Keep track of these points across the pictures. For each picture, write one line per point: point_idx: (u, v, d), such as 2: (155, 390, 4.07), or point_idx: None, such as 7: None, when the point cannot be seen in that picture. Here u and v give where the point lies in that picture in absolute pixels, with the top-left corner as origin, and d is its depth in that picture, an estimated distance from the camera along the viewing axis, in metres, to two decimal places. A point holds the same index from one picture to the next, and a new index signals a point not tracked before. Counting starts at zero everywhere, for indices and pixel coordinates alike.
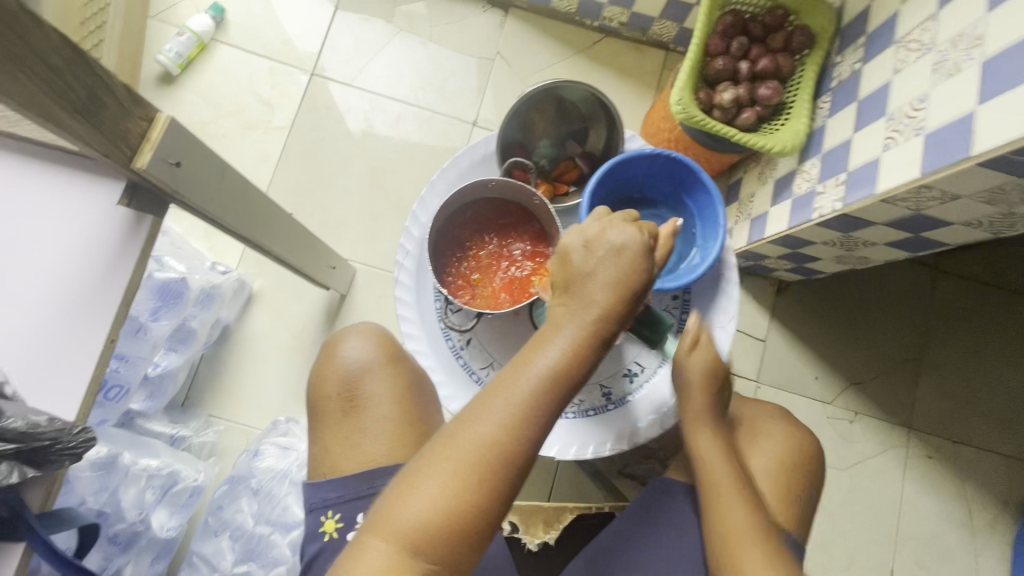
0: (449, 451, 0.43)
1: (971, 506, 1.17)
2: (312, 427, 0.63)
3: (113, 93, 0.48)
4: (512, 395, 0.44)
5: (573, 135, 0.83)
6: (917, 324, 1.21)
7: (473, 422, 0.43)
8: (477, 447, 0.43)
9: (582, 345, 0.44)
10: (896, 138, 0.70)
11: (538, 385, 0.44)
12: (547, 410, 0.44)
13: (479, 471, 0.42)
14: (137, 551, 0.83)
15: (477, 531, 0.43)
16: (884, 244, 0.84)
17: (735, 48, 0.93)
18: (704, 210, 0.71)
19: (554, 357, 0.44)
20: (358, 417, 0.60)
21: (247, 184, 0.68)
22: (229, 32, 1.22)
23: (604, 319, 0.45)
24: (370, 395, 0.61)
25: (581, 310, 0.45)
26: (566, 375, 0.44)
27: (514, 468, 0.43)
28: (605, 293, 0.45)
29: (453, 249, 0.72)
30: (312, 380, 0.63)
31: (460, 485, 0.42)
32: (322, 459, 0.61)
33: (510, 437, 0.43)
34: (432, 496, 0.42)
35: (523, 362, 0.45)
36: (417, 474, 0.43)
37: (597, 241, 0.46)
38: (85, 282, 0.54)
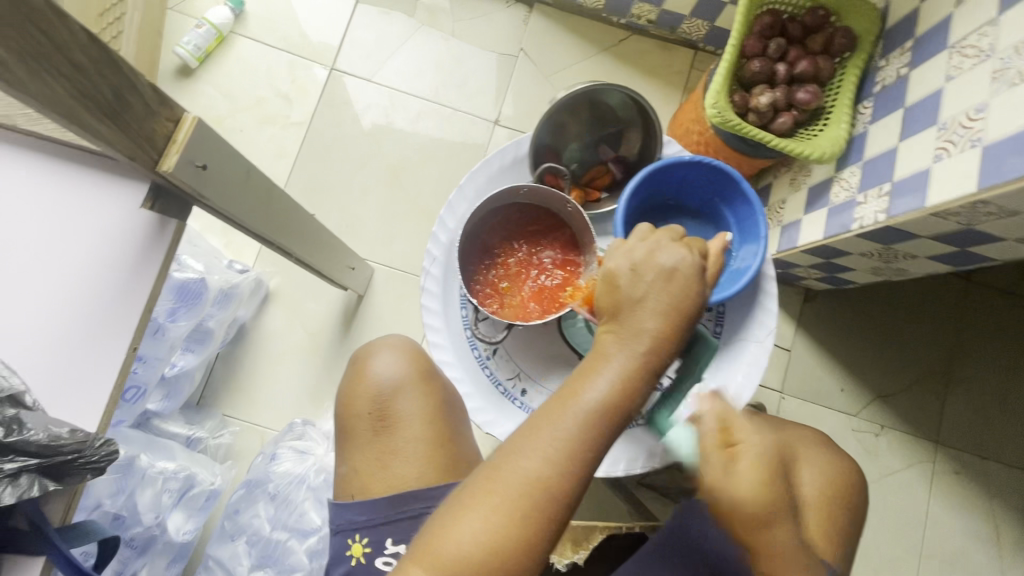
0: (494, 484, 0.42)
1: (999, 524, 1.14)
2: (341, 445, 0.62)
3: (139, 93, 0.46)
4: (559, 428, 0.43)
5: (605, 139, 0.80)
6: (946, 337, 1.18)
7: (518, 456, 0.43)
8: (523, 482, 0.42)
9: (632, 379, 0.43)
10: (949, 150, 0.67)
11: (585, 419, 0.43)
12: (595, 445, 0.43)
13: (525, 507, 0.41)
14: (153, 554, 0.82)
15: (521, 568, 0.41)
16: (925, 257, 0.81)
17: (773, 49, 0.90)
18: (744, 221, 0.69)
19: (602, 390, 0.43)
20: (391, 437, 0.60)
21: (271, 186, 0.66)
22: (248, 25, 1.20)
23: (654, 351, 0.44)
24: (402, 414, 0.60)
25: (631, 339, 0.44)
26: (614, 409, 0.43)
27: (560, 504, 0.42)
28: (656, 321, 0.44)
29: (481, 256, 0.70)
30: (341, 398, 0.63)
31: (505, 521, 0.41)
32: (351, 479, 0.60)
33: (557, 472, 0.42)
34: (476, 529, 0.41)
35: (571, 394, 0.44)
36: (461, 505, 0.43)
37: (647, 264, 0.45)
38: (109, 287, 0.52)
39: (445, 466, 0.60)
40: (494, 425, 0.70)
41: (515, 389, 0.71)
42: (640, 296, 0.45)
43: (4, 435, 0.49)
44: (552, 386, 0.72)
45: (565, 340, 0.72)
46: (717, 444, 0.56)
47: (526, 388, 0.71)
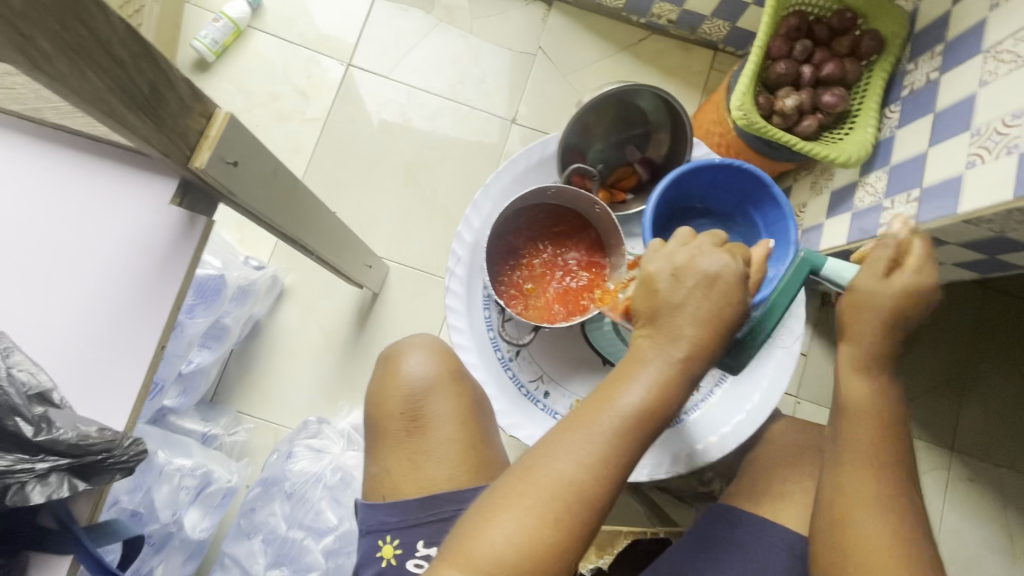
0: (528, 485, 0.41)
1: (1013, 532, 1.13)
2: (371, 446, 0.62)
3: (176, 88, 0.45)
4: (595, 431, 0.41)
5: (631, 140, 0.79)
6: (963, 344, 1.17)
7: (552, 458, 0.41)
8: (558, 486, 0.40)
9: (669, 383, 0.43)
10: (983, 156, 0.66)
11: (621, 423, 0.42)
12: (629, 450, 0.42)
13: (559, 512, 0.40)
14: (169, 551, 0.81)
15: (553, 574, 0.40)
16: (951, 264, 0.80)
17: (798, 51, 0.89)
18: (772, 225, 0.68)
19: (640, 394, 0.42)
20: (423, 438, 0.59)
21: (296, 183, 0.66)
22: (265, 20, 1.19)
23: (693, 357, 0.43)
24: (433, 416, 0.60)
25: (670, 345, 0.43)
26: (651, 414, 0.42)
27: (594, 510, 0.41)
28: (695, 328, 0.43)
29: (506, 257, 0.69)
30: (371, 397, 0.62)
31: (538, 526, 0.39)
32: (381, 481, 0.60)
33: (593, 475, 0.41)
34: (509, 531, 0.39)
35: (607, 397, 0.43)
36: (492, 506, 0.41)
37: (688, 269, 0.44)
38: (138, 284, 0.52)
39: (475, 469, 0.59)
40: (519, 428, 0.69)
41: (537, 391, 0.71)
42: (679, 302, 0.44)
43: (34, 434, 0.48)
44: (575, 388, 0.71)
45: (588, 342, 0.71)
46: (883, 266, 0.52)
47: (549, 391, 0.71)
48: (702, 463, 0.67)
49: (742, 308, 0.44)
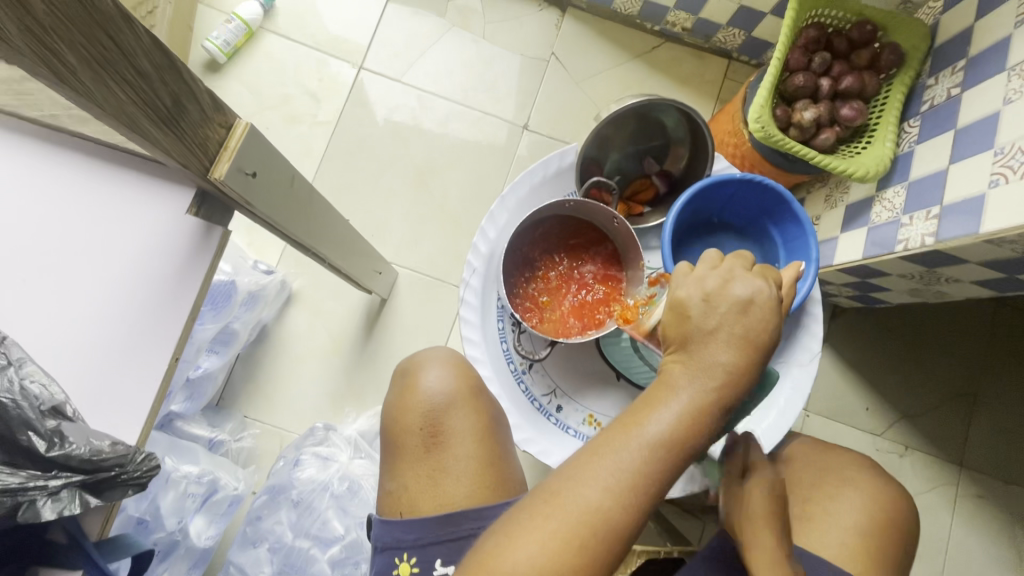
0: (553, 509, 0.40)
1: (1021, 551, 1.12)
2: (387, 461, 0.61)
3: (197, 100, 0.44)
4: (623, 456, 0.41)
5: (649, 151, 0.78)
6: (973, 360, 1.16)
7: (577, 483, 0.40)
8: (582, 512, 0.39)
9: (699, 410, 0.42)
10: (1006, 175, 0.65)
11: (648, 450, 0.41)
12: (657, 477, 0.41)
13: (583, 539, 0.39)
14: (174, 558, 0.81)
15: None
16: (969, 282, 0.79)
17: (817, 64, 0.89)
18: (792, 242, 0.67)
19: (669, 419, 0.41)
20: (440, 454, 0.59)
21: (311, 191, 0.65)
22: (277, 21, 1.18)
23: (727, 385, 0.42)
24: (452, 432, 0.59)
25: (701, 373, 0.43)
26: (680, 442, 0.41)
27: (618, 540, 0.40)
28: (730, 354, 0.43)
29: (522, 269, 0.69)
30: (389, 411, 0.62)
31: (562, 553, 0.38)
32: (398, 497, 0.59)
33: (621, 501, 0.40)
34: (532, 556, 0.38)
35: (635, 421, 0.42)
36: (516, 528, 0.40)
37: (720, 295, 0.44)
38: (152, 295, 0.51)
39: (493, 488, 0.59)
40: (532, 443, 0.68)
41: (550, 405, 0.70)
42: (712, 327, 0.44)
43: (47, 449, 0.46)
44: (587, 402, 0.70)
45: (603, 357, 0.71)
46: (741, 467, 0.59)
47: (561, 405, 0.70)
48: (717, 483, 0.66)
49: (774, 336, 0.44)
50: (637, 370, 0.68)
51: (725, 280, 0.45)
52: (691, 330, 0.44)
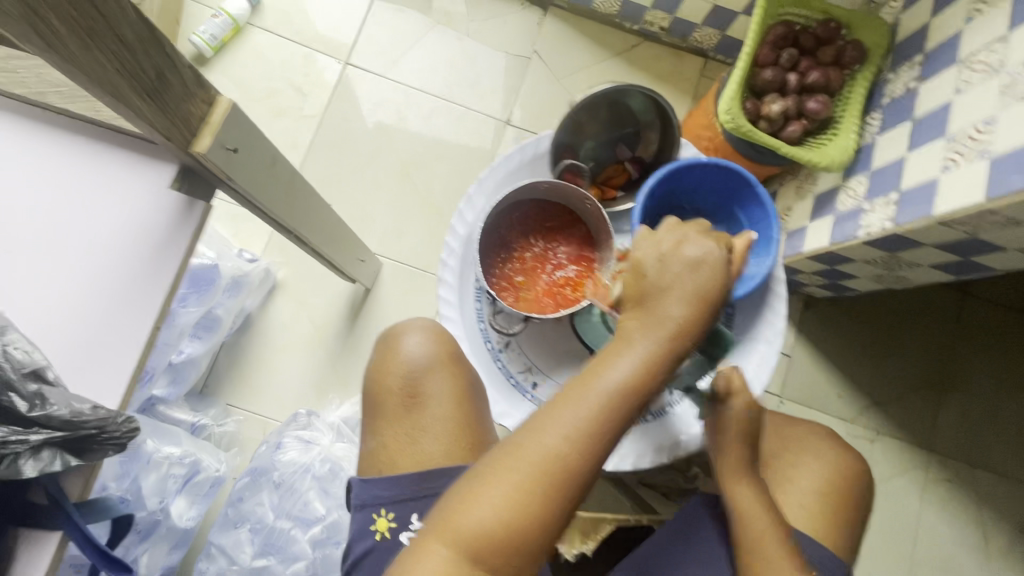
0: (515, 462, 0.41)
1: (987, 530, 1.16)
2: (369, 422, 0.63)
3: (179, 74, 0.46)
4: (582, 406, 0.43)
5: (622, 139, 0.81)
6: (941, 347, 1.20)
7: (538, 433, 0.42)
8: (544, 459, 0.41)
9: (653, 361, 0.44)
10: (957, 160, 0.69)
11: (606, 402, 0.43)
12: (614, 424, 0.43)
13: (544, 485, 0.41)
14: (154, 540, 0.81)
15: (537, 542, 0.41)
16: (929, 266, 0.83)
17: (784, 59, 0.92)
18: (755, 223, 0.71)
19: (626, 371, 0.43)
20: (419, 413, 0.61)
21: (293, 173, 0.66)
22: (264, 16, 1.20)
23: (678, 336, 0.45)
24: (430, 392, 0.61)
25: (655, 326, 0.45)
26: (637, 390, 0.43)
27: (578, 483, 0.42)
28: (679, 309, 0.45)
29: (498, 250, 0.71)
30: (371, 373, 0.63)
31: (524, 500, 0.41)
32: (377, 455, 0.61)
33: (579, 449, 0.42)
34: (494, 505, 0.41)
35: (593, 374, 0.44)
36: (479, 483, 0.42)
37: (674, 256, 0.47)
38: (135, 267, 0.53)
39: (470, 446, 0.61)
40: (507, 417, 0.71)
41: (526, 382, 0.72)
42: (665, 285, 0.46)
43: (28, 409, 0.48)
44: (560, 378, 0.73)
45: (577, 335, 0.73)
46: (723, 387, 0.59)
47: (537, 381, 0.72)
48: (685, 454, 0.70)
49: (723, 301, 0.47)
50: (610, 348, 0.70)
51: (678, 241, 0.48)
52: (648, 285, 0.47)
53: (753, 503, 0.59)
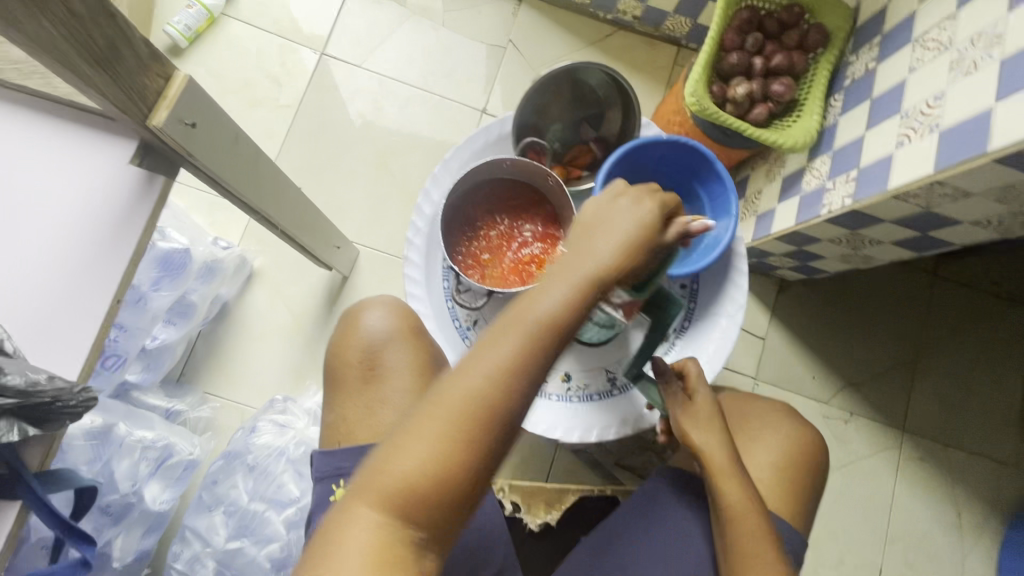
0: (433, 410, 0.42)
1: (960, 508, 1.17)
2: (329, 396, 0.64)
3: (134, 48, 0.47)
4: (498, 351, 0.42)
5: (586, 119, 0.83)
6: (912, 328, 1.22)
7: (456, 380, 0.42)
8: (466, 402, 0.41)
9: (575, 299, 0.44)
10: (910, 136, 0.70)
11: (523, 344, 0.42)
12: (534, 366, 0.42)
13: (462, 429, 0.41)
14: (128, 524, 0.81)
15: (461, 486, 0.41)
16: (890, 243, 0.84)
17: (750, 43, 0.94)
18: (716, 200, 0.72)
19: (541, 313, 0.43)
20: (378, 386, 0.62)
21: (258, 154, 0.67)
22: (239, 7, 1.21)
23: (595, 278, 0.45)
24: (389, 364, 0.62)
25: (571, 269, 0.45)
26: (553, 330, 0.43)
27: (499, 426, 0.42)
28: (596, 253, 0.45)
29: (464, 228, 0.72)
30: (332, 348, 0.64)
31: (444, 445, 0.41)
32: (337, 427, 0.61)
33: (497, 392, 0.41)
34: (414, 454, 0.41)
35: (510, 318, 0.43)
36: (400, 434, 0.42)
37: (601, 212, 0.49)
38: (94, 240, 0.53)
39: None
40: None
41: None
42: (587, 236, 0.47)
43: None
44: None
45: None
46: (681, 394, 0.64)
47: None
48: (649, 427, 0.73)
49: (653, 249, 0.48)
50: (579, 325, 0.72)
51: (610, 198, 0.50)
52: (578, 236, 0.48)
53: (740, 498, 0.58)
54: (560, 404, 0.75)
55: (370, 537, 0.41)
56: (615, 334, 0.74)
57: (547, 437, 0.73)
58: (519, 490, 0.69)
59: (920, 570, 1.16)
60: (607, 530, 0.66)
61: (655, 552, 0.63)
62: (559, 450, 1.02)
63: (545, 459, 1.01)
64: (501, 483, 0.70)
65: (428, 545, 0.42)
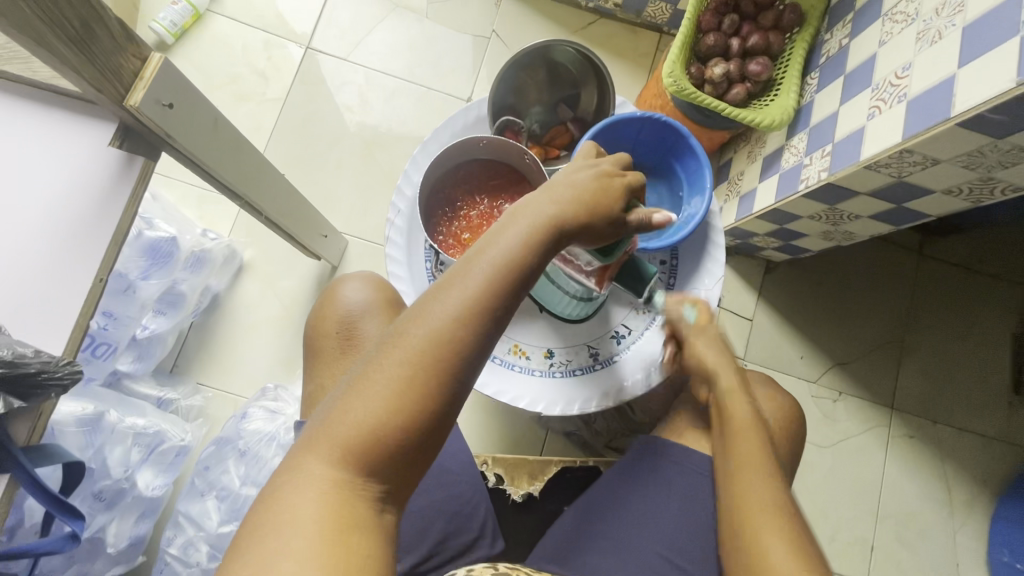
0: (398, 348, 0.44)
1: (951, 485, 1.17)
2: (309, 366, 0.66)
3: (107, 28, 0.48)
4: (461, 292, 0.45)
5: (565, 100, 0.89)
6: (899, 306, 1.22)
7: (421, 319, 0.44)
8: (426, 342, 0.43)
9: (525, 248, 0.47)
10: (881, 107, 0.71)
11: (484, 285, 0.45)
12: (494, 306, 0.45)
13: (425, 365, 0.43)
14: (121, 509, 0.84)
15: (423, 419, 0.43)
16: (868, 217, 0.85)
17: (726, 25, 0.96)
18: (692, 175, 0.74)
19: (501, 257, 0.46)
20: (353, 355, 0.64)
21: (239, 137, 0.68)
22: (224, 4, 1.22)
23: (554, 228, 0.48)
24: (363, 334, 0.64)
25: (532, 220, 0.48)
26: (512, 273, 0.46)
27: (460, 363, 0.44)
28: (557, 205, 0.48)
29: (444, 208, 0.73)
30: (311, 321, 0.67)
31: (407, 380, 0.43)
32: (315, 397, 0.64)
33: (459, 330, 0.44)
34: (379, 390, 0.43)
35: (471, 263, 0.46)
36: (366, 372, 0.44)
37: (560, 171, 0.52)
38: (77, 220, 0.54)
39: None
40: None
41: None
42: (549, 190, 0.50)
43: None
44: (514, 333, 0.77)
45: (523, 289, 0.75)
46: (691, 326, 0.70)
47: None
48: (630, 398, 0.74)
49: (615, 210, 0.51)
50: (559, 302, 0.74)
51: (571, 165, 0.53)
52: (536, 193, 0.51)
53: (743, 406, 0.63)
54: (544, 379, 0.76)
55: (329, 476, 0.42)
56: (596, 308, 0.76)
57: (529, 411, 0.75)
58: (504, 463, 0.74)
59: (913, 550, 1.15)
60: (593, 498, 0.68)
61: (638, 519, 0.64)
62: (549, 433, 1.02)
63: (536, 441, 1.02)
64: (484, 457, 0.74)
65: (387, 486, 0.44)
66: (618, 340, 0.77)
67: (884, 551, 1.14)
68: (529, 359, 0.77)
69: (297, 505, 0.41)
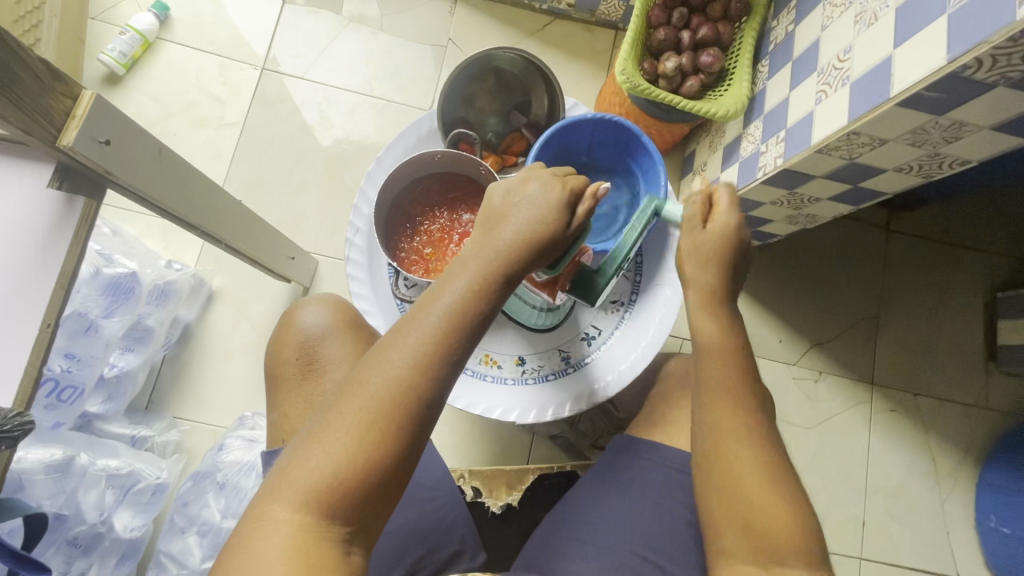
0: (359, 391, 0.44)
1: (935, 455, 1.18)
2: (272, 396, 0.68)
3: (29, 69, 0.47)
4: (420, 331, 0.46)
5: (516, 107, 0.90)
6: (874, 283, 1.23)
7: (382, 361, 0.45)
8: (386, 383, 0.44)
9: (484, 280, 0.48)
10: (827, 91, 0.72)
11: (442, 324, 0.46)
12: (454, 345, 0.46)
13: (386, 407, 0.44)
14: (99, 553, 0.85)
15: (384, 463, 0.43)
16: (828, 200, 0.86)
17: (676, 18, 0.96)
18: (648, 172, 0.74)
19: (458, 294, 0.47)
20: (312, 379, 0.65)
21: (186, 165, 0.66)
22: (174, 30, 1.21)
23: (507, 258, 0.49)
24: (323, 358, 0.66)
25: (486, 252, 0.49)
26: (469, 309, 0.47)
27: (421, 403, 0.44)
28: (513, 237, 0.50)
29: (403, 224, 0.72)
30: (271, 347, 0.69)
31: (368, 424, 0.43)
32: (281, 424, 0.65)
33: (419, 370, 0.45)
34: (340, 433, 0.43)
35: (430, 301, 0.47)
36: (326, 416, 0.44)
37: (519, 190, 0.53)
38: (17, 269, 0.54)
39: None
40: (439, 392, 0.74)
41: None
42: (506, 214, 0.52)
43: None
44: (485, 343, 0.77)
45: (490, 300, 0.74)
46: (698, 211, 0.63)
47: None
48: (605, 398, 0.74)
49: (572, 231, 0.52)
50: (522, 310, 0.76)
51: (524, 180, 0.54)
52: (494, 215, 0.52)
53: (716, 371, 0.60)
54: (516, 387, 0.76)
55: (291, 524, 0.42)
56: (563, 317, 0.77)
57: (503, 420, 0.74)
58: (481, 476, 0.75)
59: (902, 522, 1.16)
60: (570, 504, 0.69)
61: (619, 522, 0.64)
62: (535, 437, 1.02)
63: (522, 450, 1.01)
64: (461, 471, 0.76)
65: (353, 528, 0.43)
66: (589, 342, 0.77)
67: (874, 526, 1.15)
68: (501, 368, 0.77)
69: (262, 552, 0.41)
